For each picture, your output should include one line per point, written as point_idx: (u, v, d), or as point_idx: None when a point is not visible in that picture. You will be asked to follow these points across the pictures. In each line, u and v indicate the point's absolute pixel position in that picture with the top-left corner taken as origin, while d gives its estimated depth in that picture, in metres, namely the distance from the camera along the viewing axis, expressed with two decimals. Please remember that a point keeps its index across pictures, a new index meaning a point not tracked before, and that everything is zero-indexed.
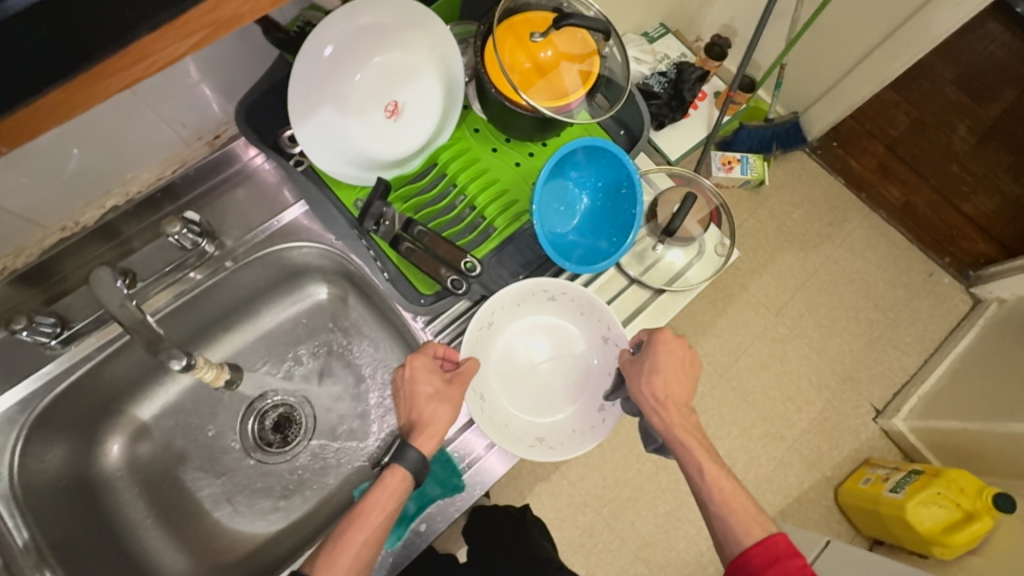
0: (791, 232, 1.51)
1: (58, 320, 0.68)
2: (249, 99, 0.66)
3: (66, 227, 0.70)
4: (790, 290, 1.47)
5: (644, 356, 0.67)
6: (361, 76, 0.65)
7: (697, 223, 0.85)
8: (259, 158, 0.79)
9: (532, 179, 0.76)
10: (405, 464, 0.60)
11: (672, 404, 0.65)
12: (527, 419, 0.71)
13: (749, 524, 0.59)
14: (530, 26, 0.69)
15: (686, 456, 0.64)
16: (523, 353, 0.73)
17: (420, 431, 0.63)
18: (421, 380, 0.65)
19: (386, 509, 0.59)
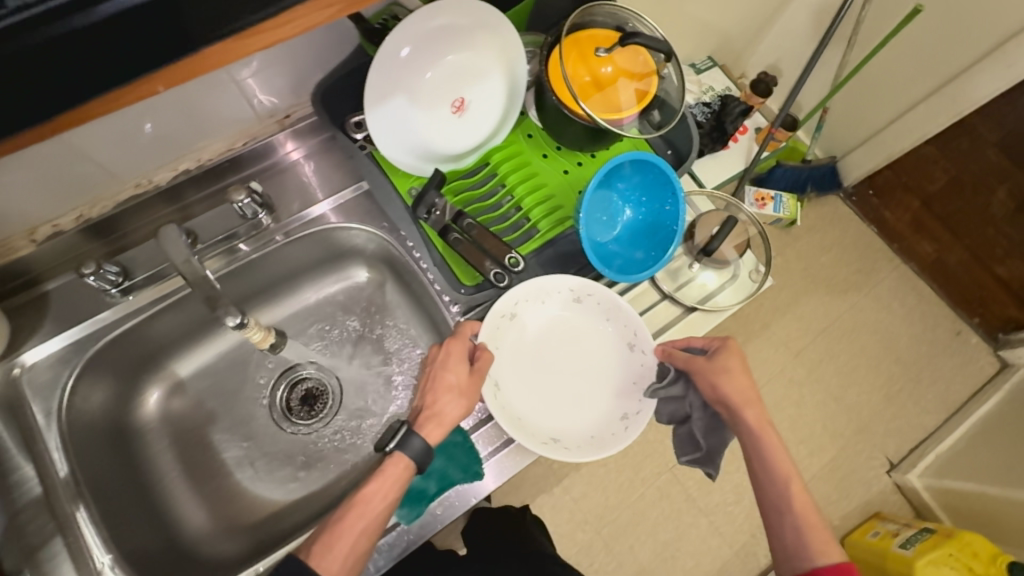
0: (818, 275, 1.51)
1: (122, 271, 0.72)
2: (324, 83, 0.71)
3: (139, 185, 0.74)
4: (813, 333, 1.47)
5: (719, 360, 0.68)
6: (432, 74, 0.68)
7: (733, 248, 0.87)
8: (293, 154, 0.83)
9: (579, 187, 0.79)
10: (411, 451, 0.62)
11: (755, 412, 0.66)
12: (543, 417, 0.71)
13: (823, 543, 0.61)
14: (595, 42, 0.72)
15: (765, 465, 0.65)
16: (547, 350, 0.74)
17: (429, 420, 0.64)
18: (449, 367, 0.67)
19: (385, 496, 0.61)
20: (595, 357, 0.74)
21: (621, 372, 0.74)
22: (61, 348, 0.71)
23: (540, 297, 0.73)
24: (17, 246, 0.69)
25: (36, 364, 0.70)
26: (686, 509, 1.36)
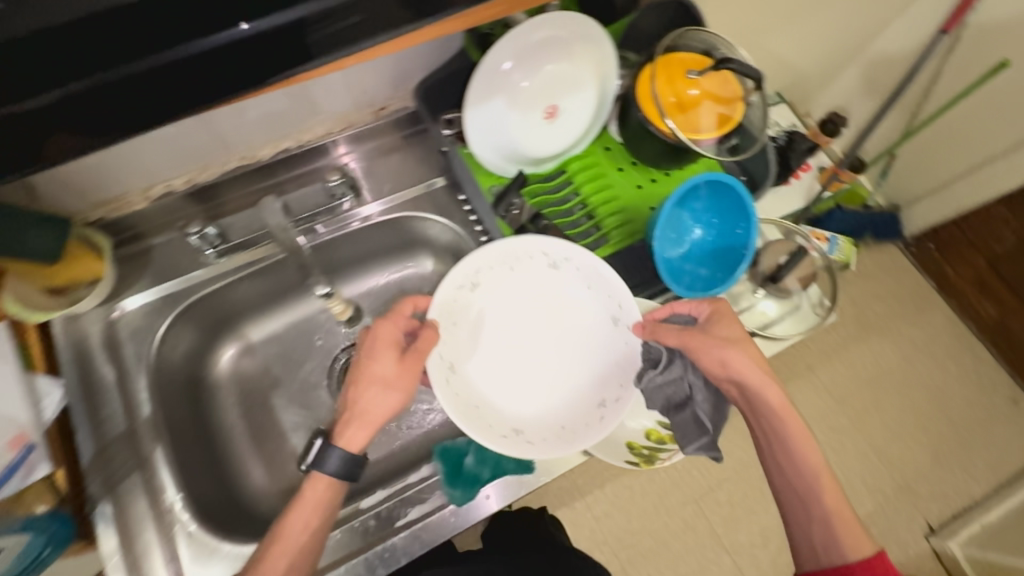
0: (870, 323, 1.47)
1: (220, 234, 0.77)
2: (427, 81, 0.75)
3: (245, 158, 0.80)
4: (858, 381, 1.43)
5: (718, 332, 0.68)
6: (530, 80, 0.71)
7: (797, 280, 0.85)
8: (345, 158, 0.85)
9: (650, 203, 0.81)
10: (329, 468, 0.61)
11: (772, 392, 0.65)
12: (500, 401, 0.70)
13: (854, 537, 0.62)
14: (685, 66, 0.74)
15: (788, 452, 0.66)
16: (530, 329, 0.73)
17: (353, 421, 0.63)
18: (374, 367, 0.64)
19: (308, 520, 0.61)
20: (572, 333, 0.73)
21: (603, 354, 0.72)
22: (156, 299, 0.76)
23: (507, 264, 0.71)
24: (131, 202, 0.76)
25: (133, 310, 0.76)
26: (709, 544, 1.33)
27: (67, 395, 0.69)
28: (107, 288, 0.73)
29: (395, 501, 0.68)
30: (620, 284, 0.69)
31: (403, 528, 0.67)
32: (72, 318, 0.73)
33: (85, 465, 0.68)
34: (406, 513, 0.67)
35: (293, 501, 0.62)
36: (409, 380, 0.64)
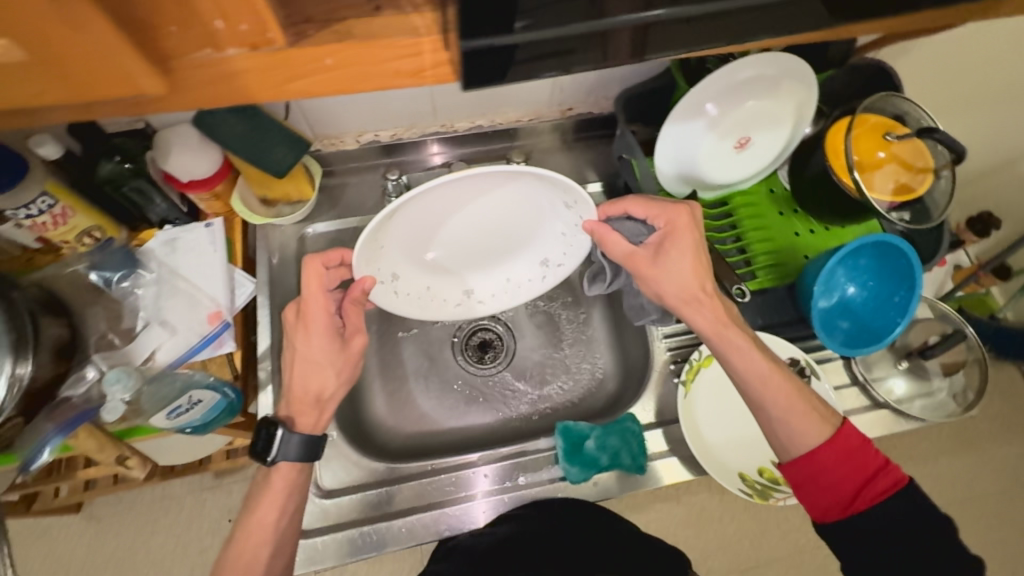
0: (973, 441, 1.28)
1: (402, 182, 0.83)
2: (627, 95, 0.79)
3: (443, 126, 0.88)
4: (958, 504, 1.23)
5: (669, 261, 0.65)
6: (730, 112, 0.74)
7: (940, 365, 0.84)
8: (433, 156, 0.90)
9: (806, 251, 0.82)
10: (286, 454, 0.61)
11: (708, 309, 0.65)
12: (449, 273, 0.73)
13: (815, 425, 0.61)
14: (881, 129, 0.76)
15: (726, 361, 0.65)
16: (445, 206, 0.65)
17: (301, 409, 0.64)
18: (313, 354, 0.63)
19: (282, 507, 0.61)
20: (539, 214, 0.69)
21: (548, 226, 0.71)
22: (338, 228, 0.86)
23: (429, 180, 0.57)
24: (344, 142, 0.85)
25: (317, 234, 0.86)
26: None
27: (260, 290, 0.80)
28: (304, 212, 0.83)
29: (510, 464, 0.76)
30: (579, 189, 0.61)
31: (512, 490, 0.75)
32: (269, 227, 0.83)
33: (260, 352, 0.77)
34: (518, 478, 0.75)
35: (260, 492, 0.62)
36: (352, 367, 0.65)
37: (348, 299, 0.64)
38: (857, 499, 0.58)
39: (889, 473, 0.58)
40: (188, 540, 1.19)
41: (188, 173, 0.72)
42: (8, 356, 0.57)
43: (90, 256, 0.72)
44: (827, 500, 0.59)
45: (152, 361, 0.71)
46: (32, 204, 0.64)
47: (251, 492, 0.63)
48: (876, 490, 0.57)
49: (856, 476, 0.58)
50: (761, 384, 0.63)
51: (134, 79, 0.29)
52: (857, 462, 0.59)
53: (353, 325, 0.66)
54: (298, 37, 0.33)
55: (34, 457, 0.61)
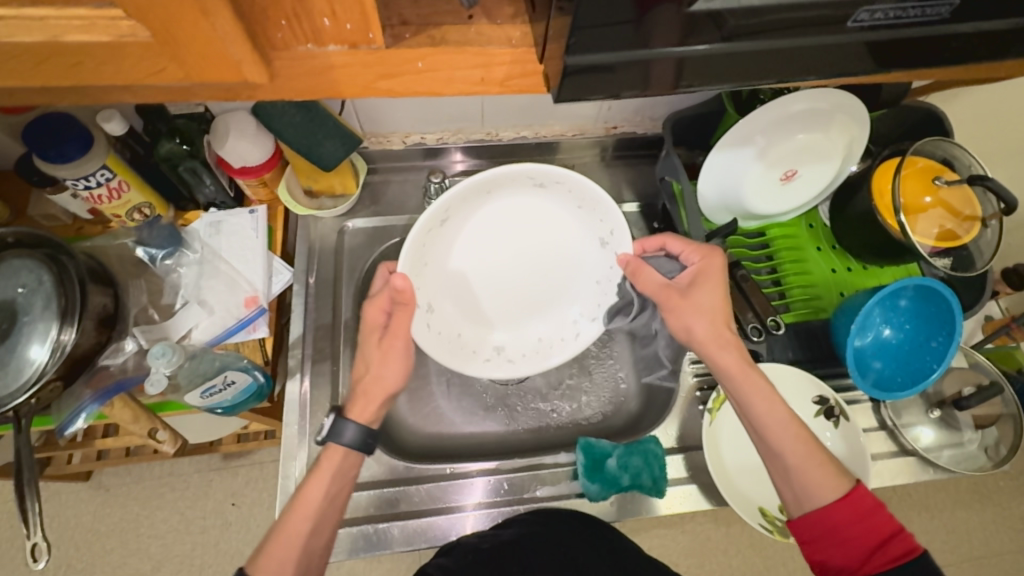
0: (994, 497, 1.24)
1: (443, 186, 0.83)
2: (675, 118, 0.79)
3: (488, 134, 0.88)
4: (969, 561, 1.19)
5: (698, 297, 0.65)
6: (779, 144, 0.74)
7: (971, 416, 0.82)
8: (456, 165, 0.90)
9: (842, 288, 0.81)
10: (344, 439, 0.62)
11: (730, 351, 0.64)
12: (485, 326, 0.74)
13: (831, 476, 0.59)
14: (930, 173, 0.76)
15: (744, 405, 0.63)
16: (490, 231, 0.71)
17: (356, 403, 0.64)
18: (365, 353, 0.65)
19: (327, 489, 0.60)
20: (577, 259, 0.75)
21: (583, 272, 0.75)
22: (377, 225, 0.87)
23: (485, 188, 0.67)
24: (391, 141, 0.87)
25: (356, 229, 0.86)
26: None
27: (297, 279, 0.81)
28: (345, 206, 0.84)
29: (527, 476, 0.75)
30: (615, 212, 0.68)
31: (529, 501, 0.74)
32: (309, 218, 0.84)
33: (291, 340, 0.78)
34: (535, 490, 0.75)
35: (311, 471, 0.61)
36: (399, 368, 0.64)
37: (395, 300, 0.62)
38: (869, 561, 0.55)
39: (903, 540, 0.55)
40: (191, 518, 1.20)
41: (240, 159, 0.74)
42: (55, 321, 0.59)
43: (138, 232, 0.74)
44: (838, 557, 0.56)
45: (189, 339, 0.72)
46: (91, 176, 0.66)
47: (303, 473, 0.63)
48: (892, 553, 0.54)
49: (868, 539, 0.56)
50: (780, 431, 0.61)
51: (241, 66, 0.33)
52: (871, 524, 0.56)
53: (398, 331, 0.64)
54: (395, 39, 0.36)
55: (69, 422, 0.63)
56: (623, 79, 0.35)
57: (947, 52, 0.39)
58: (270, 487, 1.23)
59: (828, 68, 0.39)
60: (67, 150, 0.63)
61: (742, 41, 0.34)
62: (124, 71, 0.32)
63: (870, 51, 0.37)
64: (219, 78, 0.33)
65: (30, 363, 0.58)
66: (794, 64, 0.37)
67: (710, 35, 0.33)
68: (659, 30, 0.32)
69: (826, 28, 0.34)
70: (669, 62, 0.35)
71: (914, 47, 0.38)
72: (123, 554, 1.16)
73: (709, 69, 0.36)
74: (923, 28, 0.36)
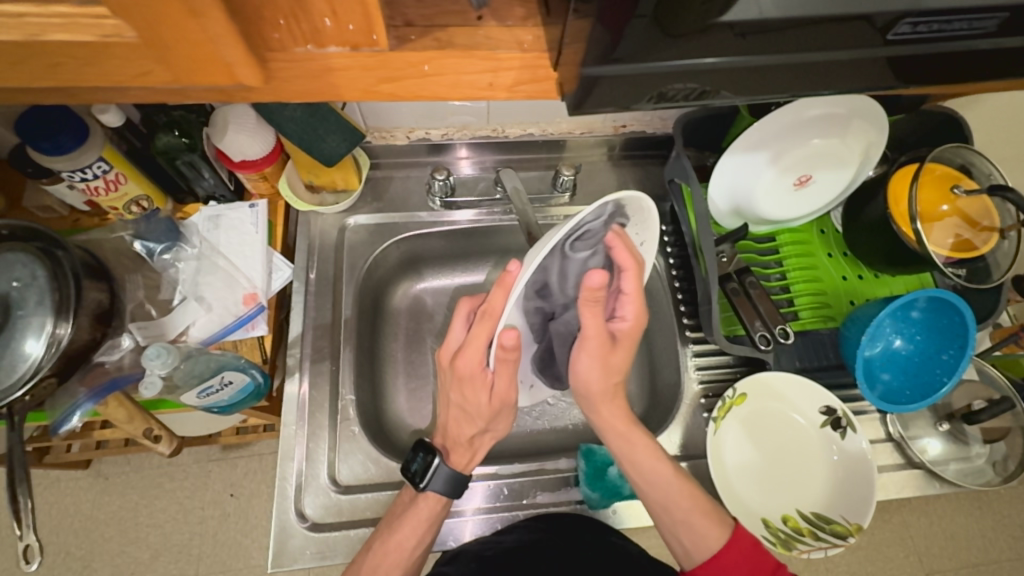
0: (997, 505, 1.22)
1: (447, 183, 0.82)
2: (686, 120, 0.76)
3: (493, 131, 0.86)
4: (968, 568, 1.19)
5: (615, 359, 0.61)
6: (795, 149, 0.72)
7: (979, 429, 0.81)
8: (461, 162, 0.88)
9: (852, 296, 0.80)
10: (443, 487, 0.63)
11: (616, 407, 0.64)
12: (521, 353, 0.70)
13: (712, 526, 0.61)
14: (948, 182, 0.74)
15: (635, 465, 0.64)
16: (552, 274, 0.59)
17: (452, 449, 0.65)
18: (468, 409, 0.61)
19: (421, 537, 0.63)
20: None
21: None
22: (380, 222, 0.85)
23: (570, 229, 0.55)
24: (395, 136, 0.85)
25: (358, 226, 0.85)
26: None
27: (298, 277, 0.80)
28: (348, 202, 0.82)
29: (528, 481, 0.74)
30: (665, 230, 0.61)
31: (529, 507, 0.73)
32: (311, 214, 0.83)
33: (290, 338, 0.77)
34: (536, 496, 0.74)
35: (404, 514, 0.63)
36: (506, 420, 0.64)
37: (500, 358, 0.55)
38: None
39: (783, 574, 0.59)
40: (190, 507, 1.20)
41: (241, 153, 0.72)
42: (49, 316, 0.58)
43: (136, 225, 0.73)
44: None
45: (186, 337, 0.71)
46: (88, 168, 0.64)
47: (397, 509, 0.65)
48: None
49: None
50: (664, 490, 0.63)
51: (233, 69, 0.31)
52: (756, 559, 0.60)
53: (501, 390, 0.60)
54: (399, 41, 0.34)
55: (64, 420, 0.62)
56: (638, 90, 0.34)
57: (981, 67, 0.37)
58: (269, 477, 1.23)
59: (851, 81, 0.37)
60: (61, 141, 0.61)
61: (764, 55, 0.33)
62: (110, 72, 0.30)
63: (898, 66, 0.35)
64: (210, 81, 0.32)
65: (24, 359, 0.57)
66: (816, 78, 0.36)
67: (731, 45, 0.32)
68: (679, 39, 0.30)
69: (856, 42, 0.33)
70: (687, 73, 0.33)
71: (946, 62, 0.36)
72: (122, 542, 1.16)
73: (726, 81, 0.34)
74: (961, 42, 0.34)
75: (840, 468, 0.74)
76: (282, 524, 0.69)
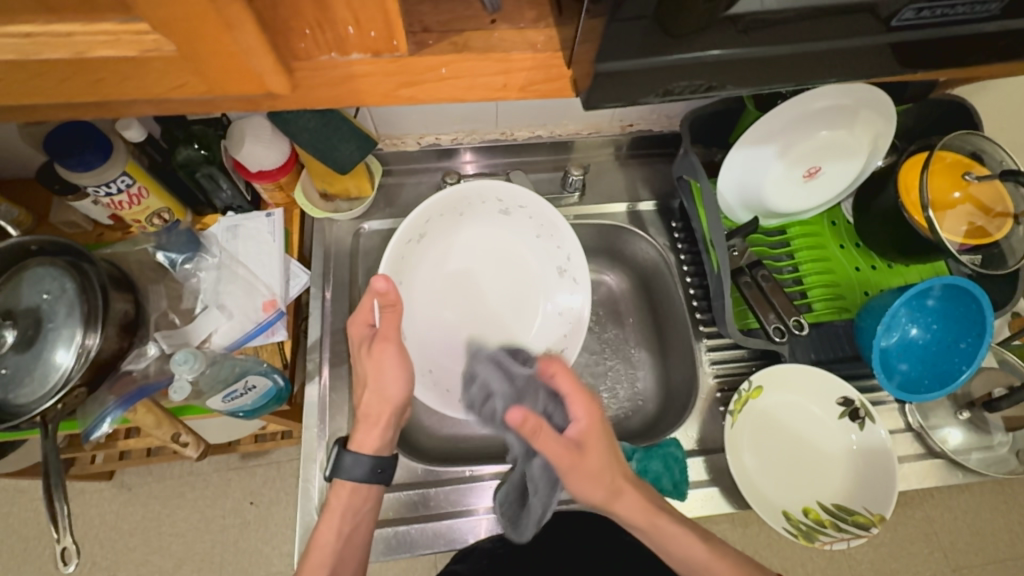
0: None
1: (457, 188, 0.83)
2: (693, 116, 0.77)
3: (502, 134, 0.87)
4: (995, 563, 1.17)
5: (590, 462, 0.58)
6: (803, 142, 0.73)
7: (1001, 418, 0.80)
8: (465, 166, 0.89)
9: (866, 287, 0.80)
10: (351, 474, 0.63)
11: (628, 499, 0.61)
12: (452, 361, 0.77)
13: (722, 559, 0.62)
14: (959, 168, 0.74)
15: (665, 548, 0.63)
16: (467, 251, 0.80)
17: (361, 427, 0.65)
18: (359, 363, 0.66)
19: (339, 528, 0.62)
20: (541, 288, 0.81)
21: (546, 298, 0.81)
22: (392, 228, 0.86)
23: (460, 209, 0.78)
24: (405, 143, 0.86)
25: (372, 231, 0.86)
26: None
27: (315, 283, 0.81)
28: (361, 209, 0.84)
29: None
30: (571, 240, 0.76)
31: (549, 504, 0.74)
32: (325, 221, 0.84)
33: (309, 343, 0.78)
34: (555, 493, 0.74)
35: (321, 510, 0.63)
36: (400, 384, 0.65)
37: (385, 304, 0.64)
38: None
39: None
40: (212, 516, 1.21)
41: (257, 164, 0.74)
42: (79, 328, 0.60)
43: (158, 237, 0.75)
44: None
45: (209, 344, 0.73)
46: (112, 182, 0.66)
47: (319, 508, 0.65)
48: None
49: None
50: (703, 572, 0.62)
51: (263, 78, 0.33)
52: None
53: (387, 379, 0.65)
54: (418, 46, 0.36)
55: (95, 427, 0.64)
56: (649, 83, 0.35)
57: (987, 52, 0.37)
58: (287, 485, 1.25)
59: (859, 72, 0.38)
60: (87, 158, 0.63)
61: (770, 45, 0.33)
62: (149, 86, 0.32)
63: (905, 52, 0.36)
64: (243, 90, 0.34)
65: (55, 369, 0.59)
66: (823, 68, 0.36)
67: (740, 39, 0.33)
68: (691, 36, 0.32)
69: (860, 31, 0.33)
70: (694, 68, 0.34)
71: (949, 48, 0.36)
72: (146, 552, 1.18)
73: (734, 74, 0.35)
74: (965, 26, 0.34)
75: (860, 457, 0.74)
76: (307, 525, 0.70)
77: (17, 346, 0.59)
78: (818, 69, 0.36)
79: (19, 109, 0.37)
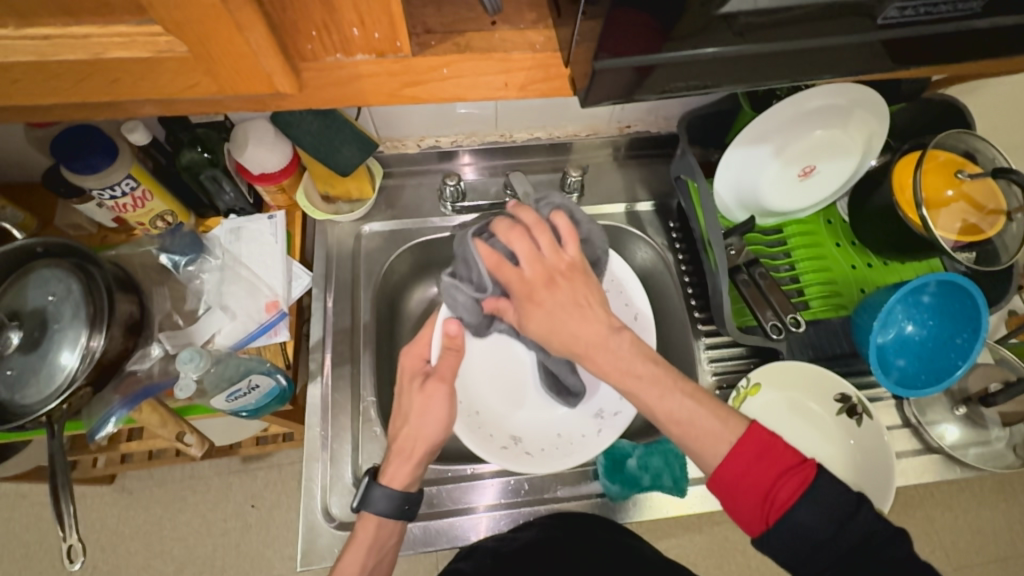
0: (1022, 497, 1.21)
1: (457, 189, 0.84)
2: (688, 118, 0.79)
3: (502, 136, 0.88)
4: (996, 561, 1.17)
5: (548, 297, 0.60)
6: (798, 141, 0.74)
7: (998, 413, 0.81)
8: (464, 168, 0.90)
9: (861, 284, 0.81)
10: (379, 509, 0.62)
11: (604, 350, 0.58)
12: (496, 408, 0.77)
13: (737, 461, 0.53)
14: (952, 167, 0.75)
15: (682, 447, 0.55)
16: None
17: (392, 467, 0.64)
18: (404, 402, 0.66)
19: (364, 562, 0.62)
20: None
21: None
22: (393, 228, 0.87)
23: None
24: (406, 145, 0.88)
25: (373, 233, 0.87)
26: None
27: (318, 284, 0.82)
28: (362, 210, 0.85)
29: (549, 476, 0.75)
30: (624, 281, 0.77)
31: (550, 502, 0.74)
32: (327, 223, 0.85)
33: (311, 343, 0.79)
34: (556, 490, 0.75)
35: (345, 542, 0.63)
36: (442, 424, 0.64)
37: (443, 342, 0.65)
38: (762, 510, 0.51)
39: (796, 474, 0.50)
40: (213, 520, 1.22)
41: (260, 166, 0.75)
42: (84, 329, 0.60)
43: (161, 240, 0.76)
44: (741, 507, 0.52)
45: (212, 343, 0.73)
46: (117, 185, 0.67)
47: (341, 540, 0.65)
48: (780, 500, 0.50)
49: (760, 487, 0.51)
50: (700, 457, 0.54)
51: (272, 78, 0.34)
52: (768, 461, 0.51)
53: (432, 417, 0.65)
54: (421, 48, 0.37)
55: (100, 427, 0.64)
56: (645, 81, 0.36)
57: (974, 48, 0.38)
58: (288, 488, 1.25)
59: (850, 70, 0.39)
60: (95, 160, 0.64)
61: (763, 43, 0.34)
62: (160, 86, 0.33)
63: (895, 50, 0.37)
64: (253, 90, 0.35)
65: (61, 369, 0.59)
66: (814, 66, 0.37)
67: (733, 39, 0.34)
68: (685, 34, 0.33)
69: (850, 29, 0.34)
70: (689, 65, 0.35)
71: (937, 44, 0.37)
72: (147, 556, 1.18)
73: (727, 72, 0.36)
74: (952, 23, 0.36)
75: (858, 453, 0.75)
76: (310, 523, 0.71)
77: (24, 347, 0.60)
78: (810, 67, 0.37)
79: (33, 110, 0.38)
